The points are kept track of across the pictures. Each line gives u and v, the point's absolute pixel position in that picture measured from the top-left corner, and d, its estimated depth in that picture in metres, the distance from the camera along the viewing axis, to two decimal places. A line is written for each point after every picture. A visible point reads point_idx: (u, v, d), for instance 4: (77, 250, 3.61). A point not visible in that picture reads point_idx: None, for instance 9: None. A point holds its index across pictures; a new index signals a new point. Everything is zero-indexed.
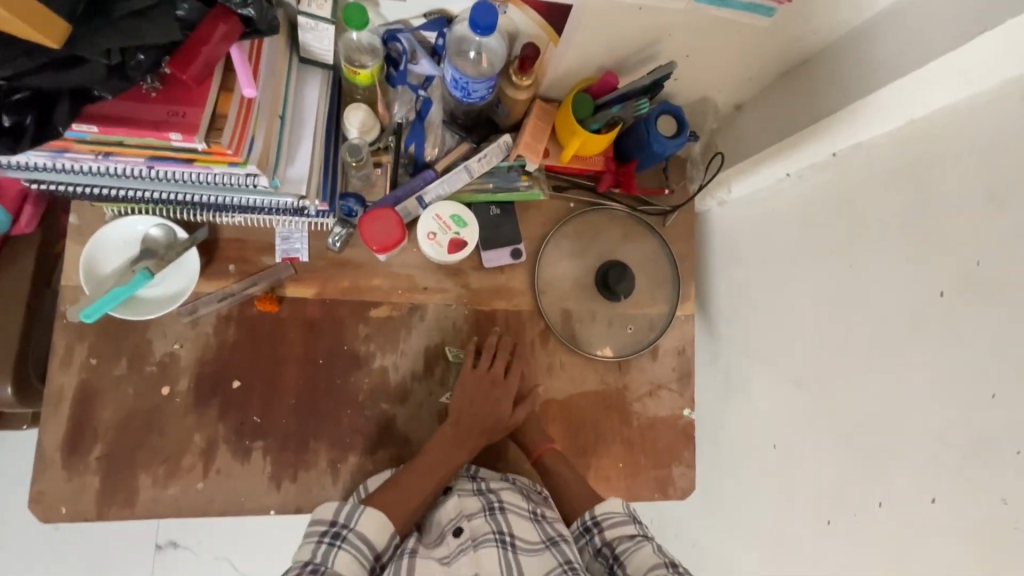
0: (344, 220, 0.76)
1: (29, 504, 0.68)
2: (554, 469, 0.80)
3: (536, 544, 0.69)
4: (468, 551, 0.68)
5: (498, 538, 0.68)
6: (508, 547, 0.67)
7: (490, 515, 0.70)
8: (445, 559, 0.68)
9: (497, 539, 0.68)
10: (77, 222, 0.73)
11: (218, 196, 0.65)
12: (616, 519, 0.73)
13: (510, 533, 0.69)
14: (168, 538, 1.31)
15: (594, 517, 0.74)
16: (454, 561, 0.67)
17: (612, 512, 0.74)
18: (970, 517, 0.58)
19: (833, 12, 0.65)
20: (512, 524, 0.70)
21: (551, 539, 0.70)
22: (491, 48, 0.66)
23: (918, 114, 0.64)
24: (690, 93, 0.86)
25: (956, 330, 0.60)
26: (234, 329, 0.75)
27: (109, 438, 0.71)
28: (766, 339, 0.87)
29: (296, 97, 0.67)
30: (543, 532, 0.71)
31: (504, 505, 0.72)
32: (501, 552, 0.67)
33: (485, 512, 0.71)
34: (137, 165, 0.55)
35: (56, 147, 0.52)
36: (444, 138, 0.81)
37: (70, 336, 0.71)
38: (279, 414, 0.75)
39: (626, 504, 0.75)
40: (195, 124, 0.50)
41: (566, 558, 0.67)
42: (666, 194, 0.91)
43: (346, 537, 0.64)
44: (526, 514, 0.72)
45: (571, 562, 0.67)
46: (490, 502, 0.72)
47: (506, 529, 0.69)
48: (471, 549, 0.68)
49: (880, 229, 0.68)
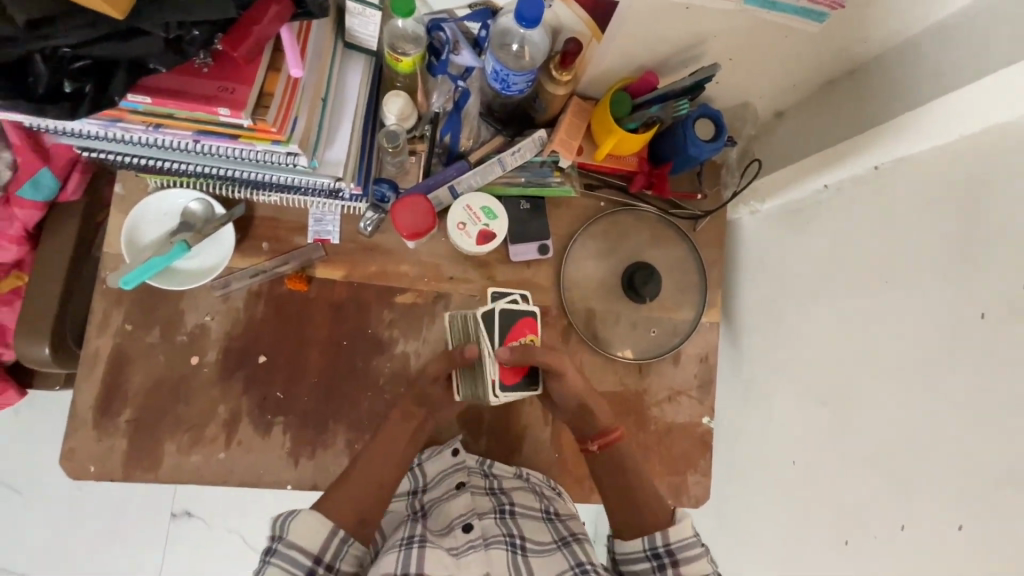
0: (376, 205, 0.78)
1: (60, 461, 0.70)
2: (622, 466, 0.75)
3: (547, 545, 0.71)
4: (478, 547, 0.69)
5: (509, 541, 0.70)
6: (518, 551, 0.69)
7: (501, 518, 0.73)
8: (453, 551, 0.68)
9: (508, 541, 0.70)
10: (122, 191, 0.75)
11: (258, 173, 0.67)
12: (692, 549, 0.68)
13: (520, 536, 0.71)
14: (183, 507, 1.35)
15: (668, 544, 0.69)
16: (463, 555, 0.68)
17: (687, 539, 0.69)
18: (997, 548, 0.56)
19: (889, 21, 0.63)
20: (522, 528, 0.73)
21: (562, 540, 0.71)
22: (534, 43, 0.66)
23: (967, 132, 0.60)
24: (731, 98, 0.85)
25: (998, 357, 0.57)
26: (263, 306, 0.77)
27: (139, 402, 0.73)
28: (793, 354, 0.86)
29: (339, 81, 0.68)
30: (555, 531, 0.73)
31: (515, 509, 0.74)
32: (511, 555, 0.68)
33: (496, 514, 0.74)
34: (184, 138, 0.57)
35: (110, 117, 0.54)
36: (480, 130, 0.81)
37: (108, 301, 0.73)
38: (302, 392, 0.77)
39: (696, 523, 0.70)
40: (243, 100, 0.51)
41: (578, 560, 0.68)
42: (699, 199, 0.90)
43: (276, 550, 0.61)
44: (538, 515, 0.75)
45: (581, 564, 0.67)
46: (501, 504, 0.75)
47: (516, 532, 0.72)
48: (482, 547, 0.69)
49: (920, 248, 0.65)
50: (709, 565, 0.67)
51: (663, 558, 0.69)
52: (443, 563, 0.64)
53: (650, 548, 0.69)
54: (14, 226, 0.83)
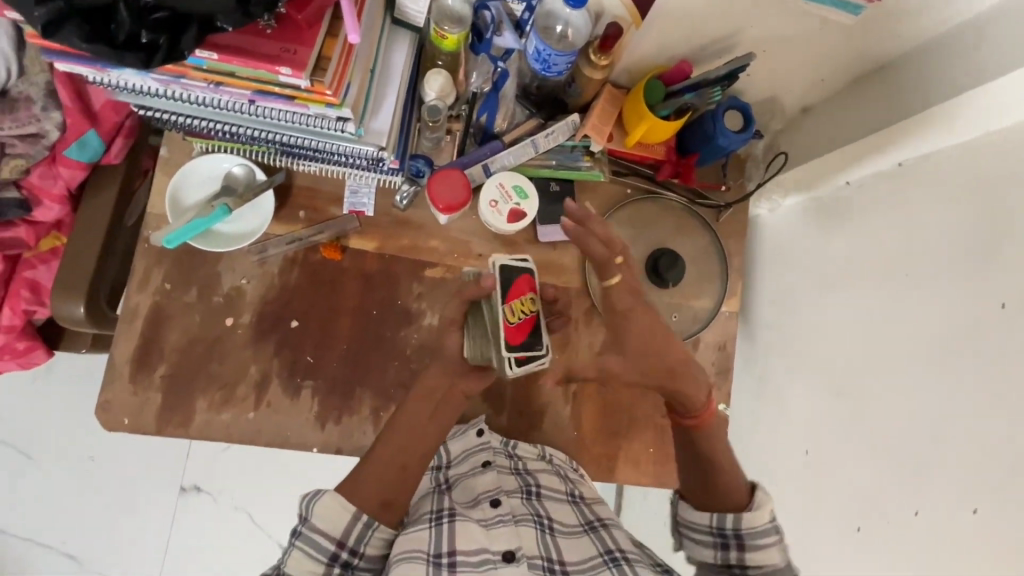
0: (412, 179, 0.80)
1: (96, 411, 0.73)
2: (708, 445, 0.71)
3: (574, 528, 0.71)
4: (509, 522, 0.68)
5: (537, 520, 0.70)
6: (546, 530, 0.69)
7: (527, 499, 0.74)
8: (484, 523, 0.68)
9: (536, 520, 0.70)
10: (167, 154, 0.78)
11: (304, 139, 0.69)
12: (764, 536, 0.68)
13: (547, 517, 0.71)
14: (192, 482, 1.34)
15: (738, 528, 0.69)
16: (494, 527, 0.67)
17: (760, 526, 0.68)
18: (1011, 531, 0.57)
19: (919, 16, 0.66)
20: (549, 509, 0.73)
21: (588, 524, 0.72)
22: (577, 24, 0.69)
23: (995, 127, 0.61)
24: (760, 91, 0.87)
25: (1016, 342, 0.58)
26: (298, 273, 0.79)
27: (174, 359, 0.75)
28: (807, 346, 0.86)
29: (385, 54, 0.70)
30: (581, 514, 0.73)
31: (541, 490, 0.75)
32: (540, 534, 0.68)
33: (523, 494, 0.74)
34: (241, 97, 0.59)
35: (174, 73, 0.56)
36: (514, 112, 0.83)
37: (149, 260, 0.76)
38: (332, 358, 0.78)
39: (775, 511, 0.69)
40: (305, 61, 0.54)
41: (607, 547, 0.67)
42: (723, 190, 0.92)
43: (301, 532, 0.62)
44: (564, 498, 0.75)
45: (611, 551, 0.66)
46: (527, 484, 0.75)
47: (544, 513, 0.72)
48: (512, 522, 0.68)
49: (939, 237, 0.67)
50: (781, 554, 0.68)
51: (729, 538, 0.70)
52: (474, 539, 0.64)
53: (717, 528, 0.70)
54: (57, 185, 0.86)
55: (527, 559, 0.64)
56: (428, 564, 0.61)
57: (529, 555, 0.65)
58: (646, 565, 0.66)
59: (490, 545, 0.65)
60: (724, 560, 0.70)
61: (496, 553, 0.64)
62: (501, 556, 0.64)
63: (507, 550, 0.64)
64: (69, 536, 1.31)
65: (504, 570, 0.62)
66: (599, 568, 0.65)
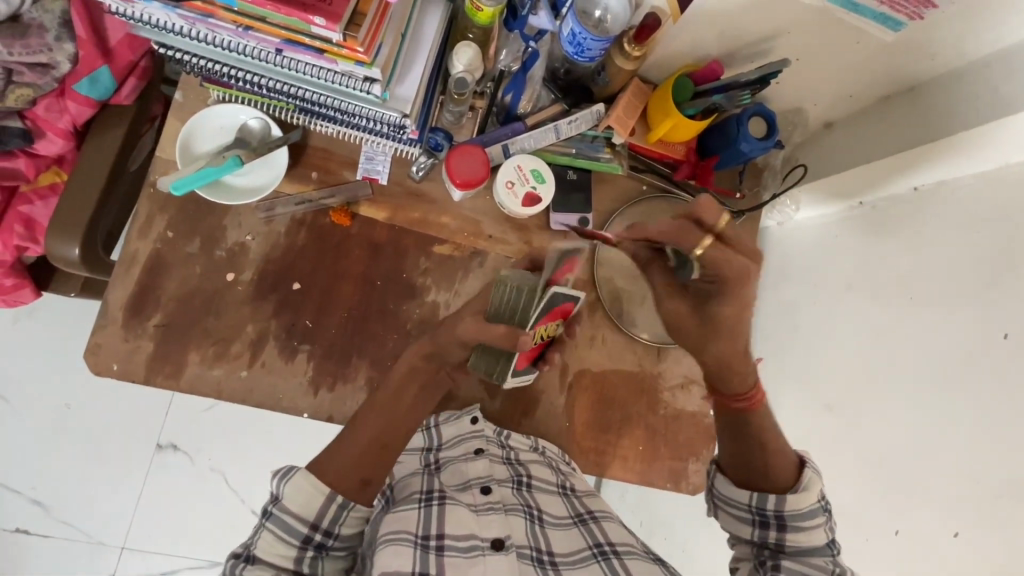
0: (430, 152, 0.79)
1: (84, 354, 0.71)
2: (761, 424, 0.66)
3: (564, 519, 0.70)
4: (498, 511, 0.67)
5: (528, 511, 0.69)
6: (536, 520, 0.68)
7: (517, 489, 0.72)
8: (474, 508, 0.67)
9: (527, 511, 0.69)
10: (182, 100, 0.76)
11: (325, 97, 0.67)
12: (809, 518, 0.65)
13: (538, 508, 0.70)
14: (169, 440, 1.32)
15: (779, 510, 0.65)
16: (483, 514, 0.66)
17: (807, 508, 0.65)
18: (993, 555, 0.58)
19: (955, 38, 0.66)
20: (539, 500, 0.72)
21: (579, 516, 0.71)
22: (616, 10, 0.69)
23: (1015, 157, 0.62)
24: (786, 100, 0.86)
25: (1017, 372, 0.59)
26: (305, 234, 0.78)
27: (170, 309, 0.74)
28: (803, 359, 0.86)
29: (417, 21, 0.69)
30: (572, 507, 0.73)
31: (532, 481, 0.74)
32: (529, 525, 0.67)
33: (514, 484, 0.73)
34: (269, 46, 0.58)
35: (202, 11, 0.55)
36: (540, 95, 0.81)
37: (153, 206, 0.74)
38: (330, 323, 0.77)
39: (823, 492, 0.65)
40: (339, 13, 0.52)
41: (596, 541, 0.66)
42: (737, 197, 0.92)
43: (271, 514, 0.59)
44: (555, 490, 0.74)
45: (601, 545, 0.66)
46: (519, 475, 0.74)
47: (533, 504, 0.71)
48: (502, 510, 0.67)
49: (952, 263, 0.67)
50: (827, 533, 0.65)
51: (768, 518, 0.66)
52: (463, 524, 0.63)
53: (757, 507, 0.67)
54: (63, 119, 0.83)
55: (516, 547, 0.63)
56: (415, 546, 0.59)
57: (517, 544, 0.64)
58: (639, 555, 0.66)
59: (479, 531, 0.63)
60: (763, 539, 0.67)
61: (485, 540, 0.62)
62: (489, 542, 0.62)
63: (497, 537, 0.63)
64: (38, 482, 1.28)
65: (492, 559, 0.60)
66: (588, 560, 0.64)
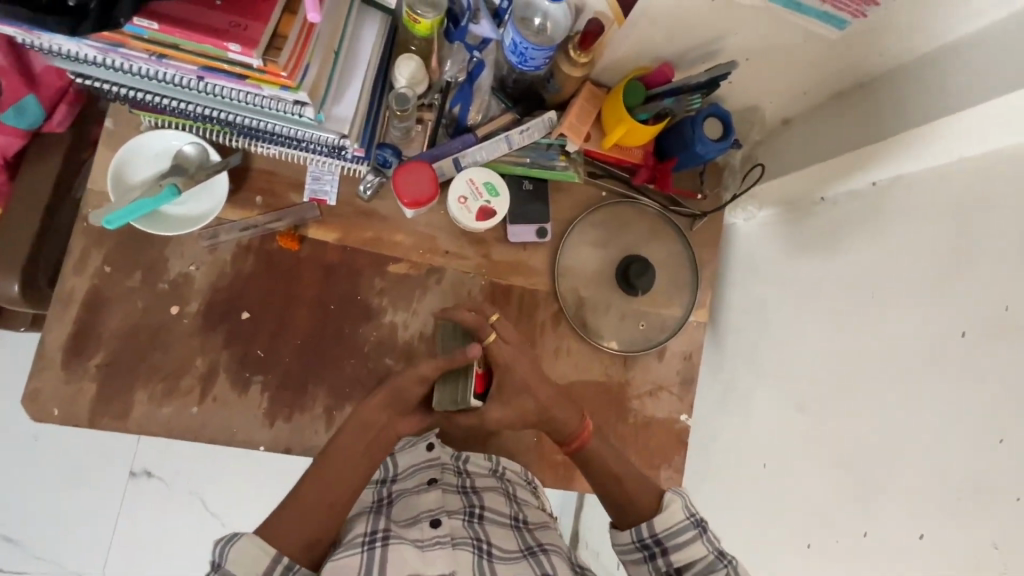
0: (377, 169, 0.77)
1: (22, 400, 0.68)
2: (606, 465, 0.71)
3: (513, 553, 0.67)
4: (446, 545, 0.64)
5: (476, 545, 0.66)
6: (485, 556, 0.66)
7: (468, 522, 0.69)
8: (420, 544, 0.64)
9: (475, 545, 0.66)
10: (113, 128, 0.73)
11: (259, 121, 0.65)
12: (681, 536, 0.66)
13: (487, 541, 0.68)
14: (143, 467, 1.29)
15: (655, 535, 0.67)
16: (429, 550, 0.63)
17: (678, 525, 0.67)
18: (957, 558, 0.57)
19: (903, 34, 0.65)
20: (489, 533, 0.69)
21: (528, 549, 0.68)
22: (557, 17, 0.66)
23: (967, 153, 0.62)
24: (742, 99, 0.85)
25: (976, 372, 0.58)
26: (252, 260, 0.75)
27: (112, 346, 0.71)
28: (770, 359, 0.85)
29: (352, 37, 0.66)
30: (522, 540, 0.70)
31: (484, 513, 0.71)
32: (477, 560, 0.65)
33: (465, 515, 0.70)
34: (188, 73, 0.55)
35: (112, 41, 0.52)
36: (489, 105, 0.79)
37: (88, 240, 0.71)
38: (284, 351, 0.75)
39: (686, 506, 0.68)
40: (255, 38, 0.50)
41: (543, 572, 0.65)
42: (699, 199, 0.91)
43: None
44: (506, 522, 0.72)
45: None
46: (470, 505, 0.72)
47: (483, 537, 0.68)
48: (450, 543, 0.65)
49: (904, 265, 0.66)
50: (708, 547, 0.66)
51: (652, 547, 0.68)
52: (406, 565, 0.60)
53: (638, 540, 0.69)
54: None
55: None
56: None
57: None
58: None
59: (423, 569, 0.61)
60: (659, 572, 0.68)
61: None
62: None
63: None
64: (7, 519, 1.25)
65: None
66: None
